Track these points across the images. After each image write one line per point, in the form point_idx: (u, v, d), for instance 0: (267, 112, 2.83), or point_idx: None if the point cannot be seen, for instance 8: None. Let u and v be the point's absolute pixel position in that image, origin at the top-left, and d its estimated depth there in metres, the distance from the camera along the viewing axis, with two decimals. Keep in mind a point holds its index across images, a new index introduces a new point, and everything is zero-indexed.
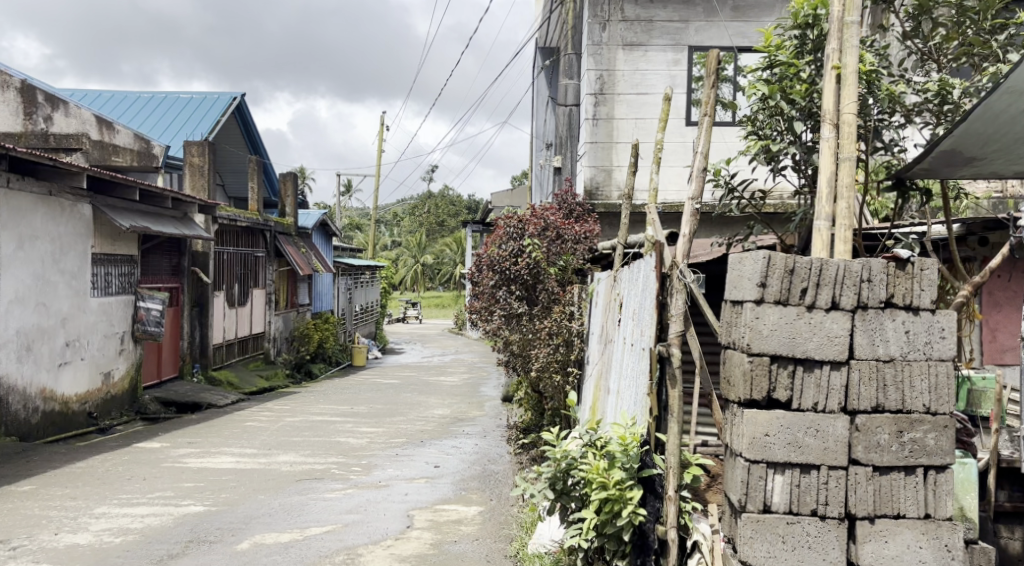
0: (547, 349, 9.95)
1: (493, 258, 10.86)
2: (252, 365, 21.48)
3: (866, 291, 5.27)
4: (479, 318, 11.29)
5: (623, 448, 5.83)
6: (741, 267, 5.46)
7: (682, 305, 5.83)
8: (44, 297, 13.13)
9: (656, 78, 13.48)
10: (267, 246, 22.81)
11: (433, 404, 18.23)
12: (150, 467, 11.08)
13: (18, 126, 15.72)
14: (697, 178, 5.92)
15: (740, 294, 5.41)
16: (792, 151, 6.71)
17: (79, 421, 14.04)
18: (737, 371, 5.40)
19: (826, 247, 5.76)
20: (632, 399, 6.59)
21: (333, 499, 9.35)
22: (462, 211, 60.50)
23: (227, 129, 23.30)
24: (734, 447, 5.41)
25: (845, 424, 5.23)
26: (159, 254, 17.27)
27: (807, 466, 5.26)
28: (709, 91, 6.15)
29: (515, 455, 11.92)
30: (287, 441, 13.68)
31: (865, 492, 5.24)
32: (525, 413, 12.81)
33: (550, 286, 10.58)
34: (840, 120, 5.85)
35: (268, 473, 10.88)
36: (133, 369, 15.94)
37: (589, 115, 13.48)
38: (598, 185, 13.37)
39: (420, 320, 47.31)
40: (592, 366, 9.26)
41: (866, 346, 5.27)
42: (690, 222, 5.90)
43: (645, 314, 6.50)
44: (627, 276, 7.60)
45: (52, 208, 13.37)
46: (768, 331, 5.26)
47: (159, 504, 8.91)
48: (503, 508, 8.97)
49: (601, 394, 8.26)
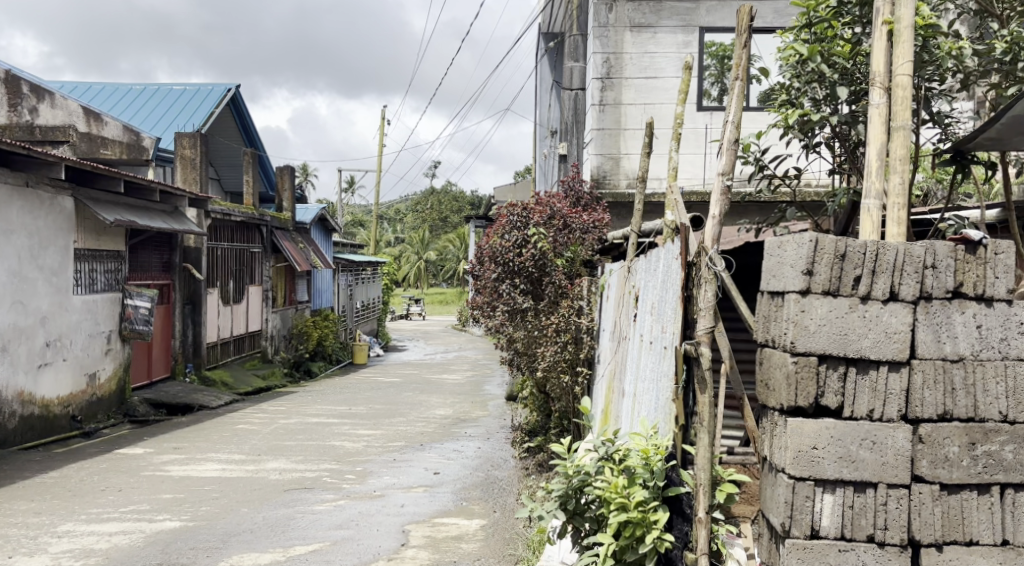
0: (555, 347, 9.25)
1: (495, 249, 10.11)
2: (248, 364, 20.72)
3: (930, 279, 4.48)
4: (480, 314, 10.57)
5: (645, 462, 5.05)
6: (781, 252, 4.69)
7: (712, 297, 5.04)
8: (21, 295, 12.35)
9: (666, 61, 12.67)
10: (263, 242, 22.05)
11: (435, 404, 17.47)
12: (128, 476, 10.35)
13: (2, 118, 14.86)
14: (728, 151, 5.13)
15: (781, 284, 4.65)
16: (832, 123, 5.87)
17: (61, 426, 13.29)
18: (779, 374, 4.62)
19: (877, 230, 4.93)
20: (652, 403, 5.83)
21: (322, 512, 8.59)
22: (466, 207, 59.86)
23: (221, 121, 22.54)
24: (776, 462, 4.64)
25: (907, 435, 4.46)
26: (148, 250, 16.53)
27: (862, 484, 4.49)
28: (741, 53, 5.37)
29: (521, 460, 11.15)
30: (279, 446, 12.91)
31: (931, 514, 4.46)
32: (531, 413, 12.07)
33: (556, 279, 9.82)
34: (893, 83, 5.00)
35: (256, 482, 10.13)
36: (121, 370, 15.20)
37: (595, 101, 12.72)
38: (606, 173, 12.61)
39: (423, 317, 46.51)
40: (604, 366, 8.51)
41: (931, 344, 4.47)
42: (719, 202, 5.12)
43: (667, 308, 5.72)
44: (644, 266, 6.83)
45: (28, 201, 12.59)
46: (815, 327, 4.49)
47: (131, 520, 8.18)
48: (508, 522, 8.21)
49: (614, 397, 7.50)
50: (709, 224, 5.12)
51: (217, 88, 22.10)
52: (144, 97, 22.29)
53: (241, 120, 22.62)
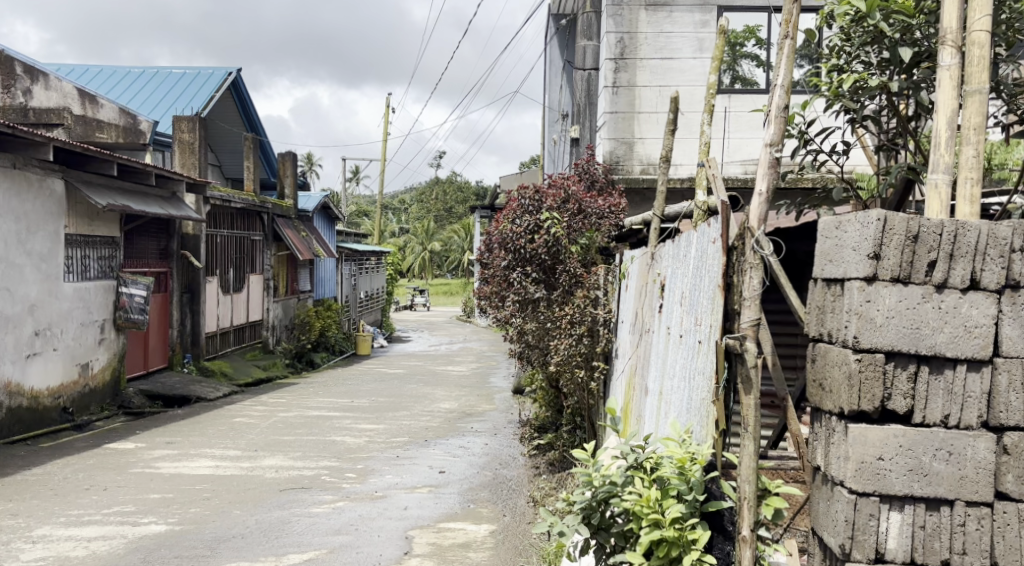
0: (569, 341, 8.63)
1: (506, 235, 9.44)
2: (250, 355, 20.14)
3: (1018, 265, 3.86)
4: (488, 304, 10.06)
5: (680, 472, 4.43)
6: (841, 235, 4.10)
7: (758, 285, 4.44)
8: (7, 281, 11.72)
9: (682, 41, 12.03)
10: (263, 230, 21.40)
11: (440, 397, 16.85)
12: (115, 473, 9.80)
13: None
14: (776, 120, 4.52)
15: (842, 269, 4.05)
16: (895, 89, 5.13)
17: (52, 418, 12.73)
18: (837, 373, 4.02)
19: (946, 210, 4.30)
20: (683, 406, 5.24)
21: (320, 515, 8.01)
22: (471, 198, 59.32)
23: (222, 106, 21.93)
24: (833, 474, 4.03)
25: (989, 446, 3.85)
26: (145, 237, 15.95)
27: (935, 501, 3.88)
28: (791, 6, 4.62)
29: (531, 458, 10.55)
30: (277, 441, 12.33)
31: (1017, 538, 3.85)
32: (541, 408, 11.48)
33: (571, 266, 9.03)
34: (968, 40, 4.32)
35: (250, 481, 9.56)
36: (115, 360, 14.61)
37: (608, 82, 12.05)
38: (619, 159, 12.00)
39: (428, 308, 45.87)
40: (623, 360, 7.90)
41: (1018, 339, 3.86)
42: (767, 176, 4.51)
43: (702, 298, 5.11)
44: (671, 253, 6.25)
45: (16, 183, 11.98)
46: (883, 319, 3.88)
47: (113, 524, 7.64)
48: (520, 529, 7.62)
49: (636, 394, 6.92)
50: (756, 201, 4.52)
51: (218, 71, 21.47)
52: (144, 80, 21.71)
53: (242, 105, 21.98)
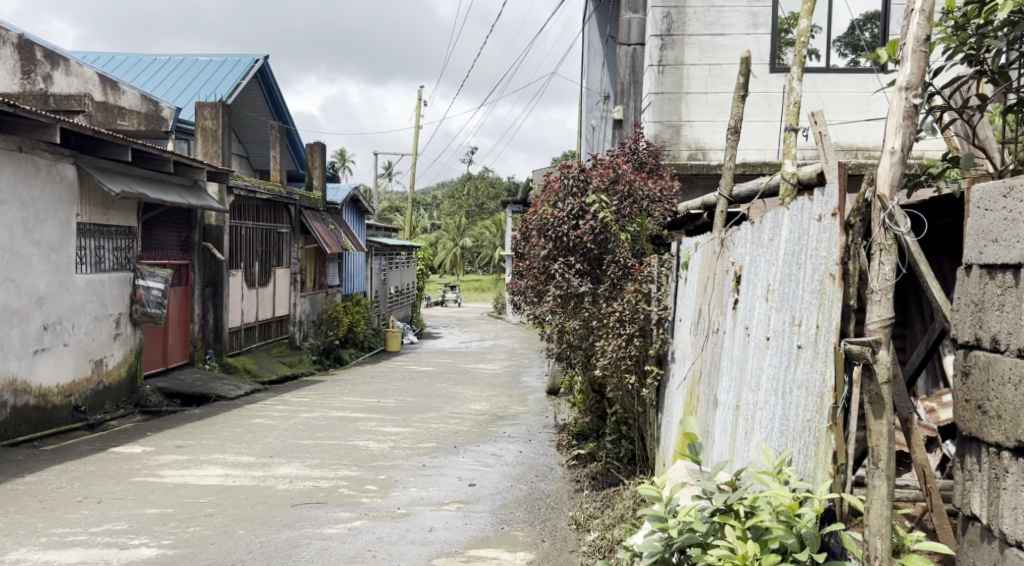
0: (618, 343, 7.61)
1: (546, 220, 8.38)
2: (275, 351, 19.32)
3: None
4: (523, 300, 9.20)
5: (788, 521, 3.45)
6: (1014, 208, 3.24)
7: (891, 273, 3.49)
8: (11, 272, 10.82)
9: (735, 16, 10.80)
10: (290, 222, 20.47)
11: (471, 397, 15.82)
12: (114, 482, 8.87)
13: (15, 86, 12.90)
14: (915, 56, 3.50)
15: (1018, 252, 3.20)
16: None
17: (62, 418, 11.88)
18: (1012, 395, 3.21)
19: None
20: (775, 427, 4.21)
21: (334, 538, 7.01)
22: (503, 193, 58.17)
23: (247, 95, 21.01)
24: (1005, 530, 3.24)
25: None
26: (165, 227, 15.07)
27: None
28: None
29: (570, 470, 9.50)
30: (294, 445, 11.38)
31: None
32: (580, 414, 10.42)
33: (621, 256, 7.96)
34: None
35: (261, 493, 8.59)
36: (132, 355, 13.75)
37: (653, 61, 10.88)
38: (664, 143, 10.87)
39: (459, 304, 44.82)
40: (682, 366, 6.85)
41: None
42: (902, 129, 3.49)
43: (802, 289, 4.07)
44: (750, 238, 5.18)
45: (20, 168, 11.03)
46: None
47: (99, 547, 6.71)
48: (561, 560, 6.61)
49: (702, 405, 5.92)
50: (887, 162, 3.50)
51: (244, 58, 20.56)
52: (167, 68, 20.83)
53: (269, 93, 21.07)
